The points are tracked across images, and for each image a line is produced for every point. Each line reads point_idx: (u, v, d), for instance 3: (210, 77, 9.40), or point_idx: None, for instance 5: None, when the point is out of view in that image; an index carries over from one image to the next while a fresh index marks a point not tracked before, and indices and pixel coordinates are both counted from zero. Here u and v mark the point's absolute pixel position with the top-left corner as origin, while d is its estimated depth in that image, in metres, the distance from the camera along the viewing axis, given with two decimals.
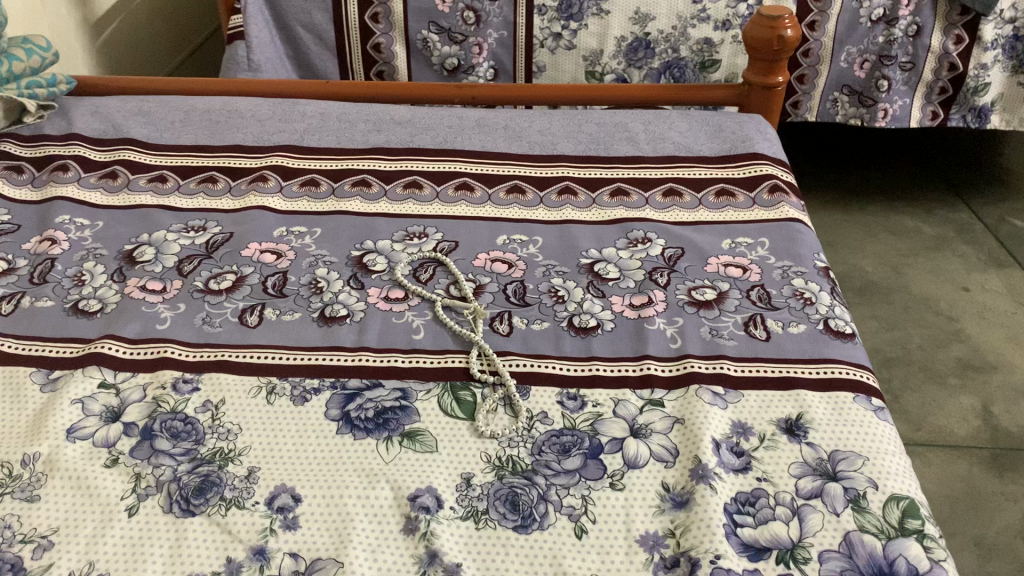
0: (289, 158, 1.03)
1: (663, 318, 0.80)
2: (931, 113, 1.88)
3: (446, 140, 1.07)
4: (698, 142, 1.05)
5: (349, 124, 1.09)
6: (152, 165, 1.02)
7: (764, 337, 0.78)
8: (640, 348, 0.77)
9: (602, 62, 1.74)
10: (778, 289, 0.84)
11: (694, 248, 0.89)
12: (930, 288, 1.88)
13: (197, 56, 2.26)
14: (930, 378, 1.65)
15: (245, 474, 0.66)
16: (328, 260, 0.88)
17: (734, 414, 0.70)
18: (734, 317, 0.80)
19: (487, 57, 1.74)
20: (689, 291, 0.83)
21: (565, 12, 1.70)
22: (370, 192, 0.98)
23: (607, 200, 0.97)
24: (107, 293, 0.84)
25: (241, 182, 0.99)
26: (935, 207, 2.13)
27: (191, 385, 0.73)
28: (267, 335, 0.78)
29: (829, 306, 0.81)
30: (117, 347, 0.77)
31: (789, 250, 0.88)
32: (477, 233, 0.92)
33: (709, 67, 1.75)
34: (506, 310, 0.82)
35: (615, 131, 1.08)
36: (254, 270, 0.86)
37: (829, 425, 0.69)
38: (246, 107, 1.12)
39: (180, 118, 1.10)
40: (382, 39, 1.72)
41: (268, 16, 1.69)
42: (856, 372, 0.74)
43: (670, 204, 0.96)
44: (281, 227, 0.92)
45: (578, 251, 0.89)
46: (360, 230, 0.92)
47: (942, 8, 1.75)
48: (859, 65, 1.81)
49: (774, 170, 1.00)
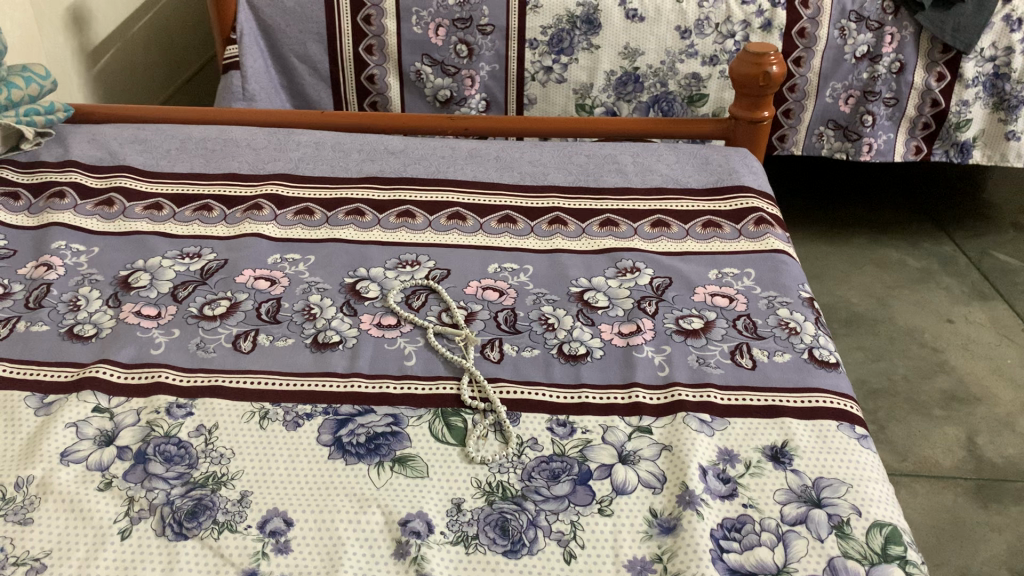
0: (284, 186, 1.04)
1: (651, 346, 0.82)
2: (914, 148, 1.91)
3: (439, 170, 1.09)
4: (686, 174, 1.08)
5: (343, 153, 1.11)
6: (147, 193, 1.03)
7: (750, 366, 0.80)
8: (628, 376, 0.78)
9: (592, 95, 1.77)
10: (764, 318, 0.85)
11: (682, 277, 0.91)
12: (915, 320, 1.91)
13: (192, 86, 2.28)
14: (915, 409, 1.67)
15: (238, 498, 0.66)
16: (322, 287, 0.89)
17: (721, 441, 0.71)
18: (721, 345, 0.82)
19: (479, 89, 1.77)
20: (677, 320, 0.85)
21: (556, 46, 1.73)
22: (363, 220, 0.99)
23: (597, 230, 0.98)
24: (102, 318, 0.84)
25: (237, 209, 1.00)
26: (920, 240, 2.17)
27: (185, 410, 0.74)
28: (260, 360, 0.80)
29: (813, 336, 0.83)
30: (111, 371, 0.78)
31: (774, 280, 0.90)
32: (469, 261, 0.93)
33: (697, 101, 1.78)
34: (496, 337, 0.83)
35: (605, 163, 1.10)
36: (248, 296, 0.87)
37: (813, 453, 0.70)
38: (242, 136, 1.14)
39: (177, 147, 1.12)
40: (375, 70, 1.75)
41: (262, 46, 1.72)
42: (839, 401, 0.76)
43: (658, 234, 0.98)
44: (275, 254, 0.93)
45: (567, 280, 0.91)
46: (354, 257, 0.93)
47: (924, 46, 1.80)
48: (844, 100, 1.84)
49: (760, 203, 1.02)
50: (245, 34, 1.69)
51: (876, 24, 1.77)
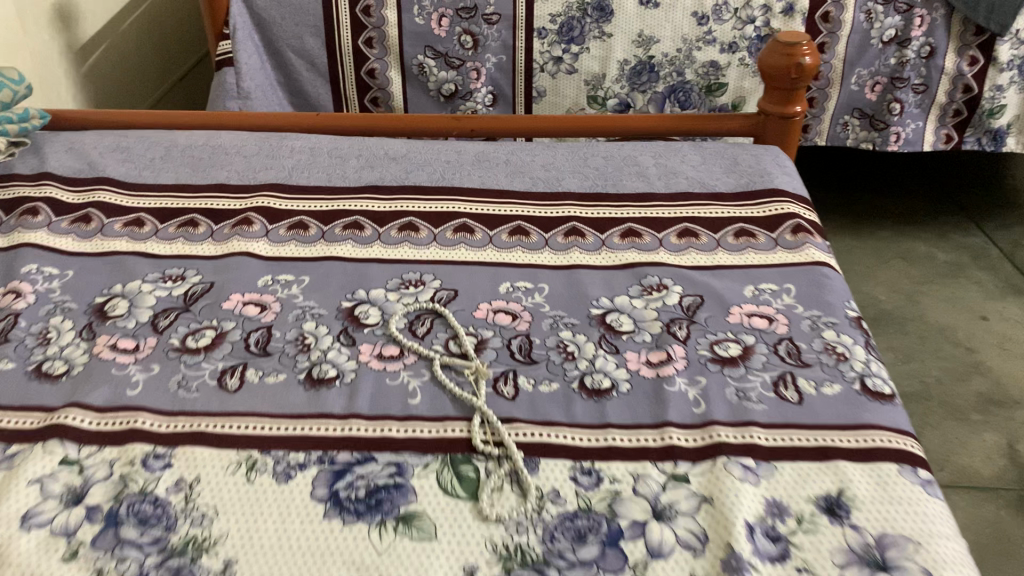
0: (275, 197, 0.96)
1: (683, 378, 0.73)
2: (945, 136, 1.82)
3: (445, 177, 1.00)
4: (713, 178, 0.99)
5: (340, 160, 1.03)
6: (129, 207, 0.95)
7: (796, 400, 0.71)
8: (659, 414, 0.70)
9: (605, 86, 1.68)
10: (808, 342, 0.77)
11: (715, 296, 0.82)
12: (947, 317, 1.82)
13: (184, 86, 2.19)
14: (951, 414, 1.58)
15: (220, 568, 0.58)
16: (317, 313, 0.80)
17: (767, 490, 0.63)
18: (763, 376, 0.73)
19: (486, 82, 1.68)
20: (711, 346, 0.76)
21: (566, 35, 1.64)
22: (362, 235, 0.91)
23: (619, 242, 0.90)
24: (75, 352, 0.76)
25: (225, 225, 0.92)
26: (948, 231, 2.07)
27: (163, 461, 0.66)
28: (249, 401, 0.71)
29: (865, 362, 0.75)
30: (82, 417, 0.69)
31: (817, 297, 0.81)
32: (479, 280, 0.85)
33: (715, 90, 1.70)
34: (511, 369, 0.74)
35: (625, 166, 1.02)
36: (236, 325, 0.79)
37: (873, 504, 0.62)
38: (232, 142, 1.06)
39: (161, 155, 1.04)
40: (377, 64, 1.66)
41: (257, 42, 1.64)
42: (897, 440, 0.67)
43: (686, 245, 0.89)
44: (266, 275, 0.85)
45: (588, 300, 0.82)
46: (353, 277, 0.85)
47: (956, 29, 1.69)
48: (870, 88, 1.75)
49: (796, 208, 0.93)
50: (239, 29, 1.60)
51: (906, 6, 1.66)
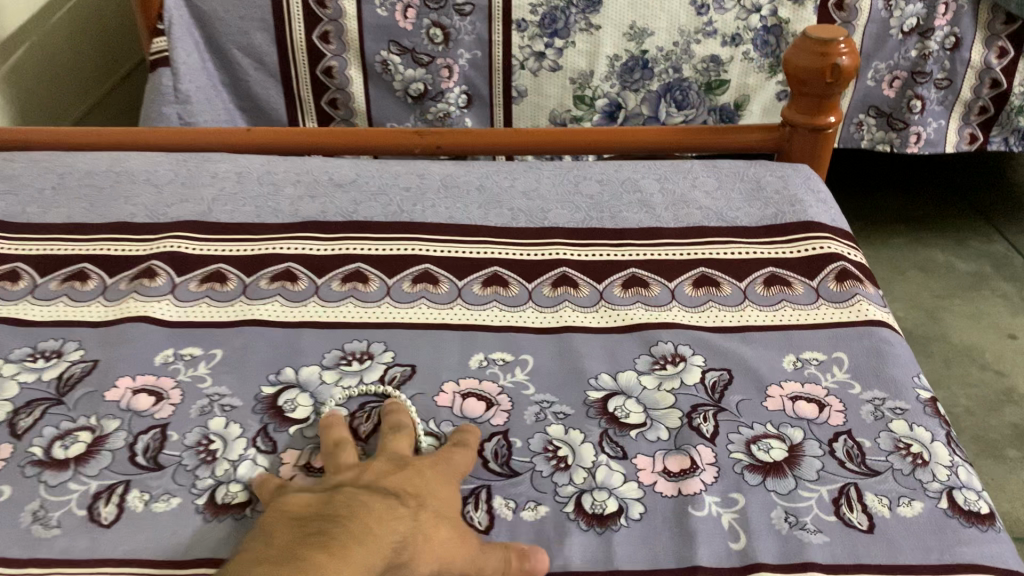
0: (189, 240, 0.76)
1: (714, 495, 0.55)
2: (968, 136, 1.64)
3: (402, 209, 0.81)
4: (732, 207, 0.80)
5: (274, 188, 0.83)
6: (3, 255, 0.76)
7: (866, 527, 0.53)
8: (685, 553, 0.51)
9: (592, 84, 1.50)
10: (873, 438, 0.59)
11: (747, 371, 0.64)
12: (972, 336, 1.65)
13: (118, 93, 1.97)
14: (984, 451, 1.41)
15: None
16: (229, 404, 0.61)
17: None
18: (819, 490, 0.55)
19: (459, 81, 1.49)
20: (748, 446, 0.58)
21: (548, 28, 1.45)
22: (296, 289, 0.72)
23: (620, 295, 0.71)
24: None
25: (121, 279, 0.73)
26: (967, 238, 1.90)
27: None
28: (124, 542, 0.52)
29: (950, 468, 0.57)
30: None
31: (878, 372, 0.63)
32: (442, 351, 0.66)
33: (716, 88, 1.51)
34: (484, 484, 0.56)
35: (623, 192, 0.83)
36: (121, 425, 0.60)
37: None
38: (141, 167, 0.86)
39: (53, 185, 0.84)
40: (334, 62, 1.46)
41: (198, 38, 1.43)
42: None
43: (705, 298, 0.71)
44: (166, 351, 0.66)
45: (583, 379, 0.63)
46: (279, 349, 0.66)
47: (984, 17, 1.51)
48: (887, 83, 1.57)
49: (839, 247, 0.75)
50: (175, 23, 1.40)
51: None
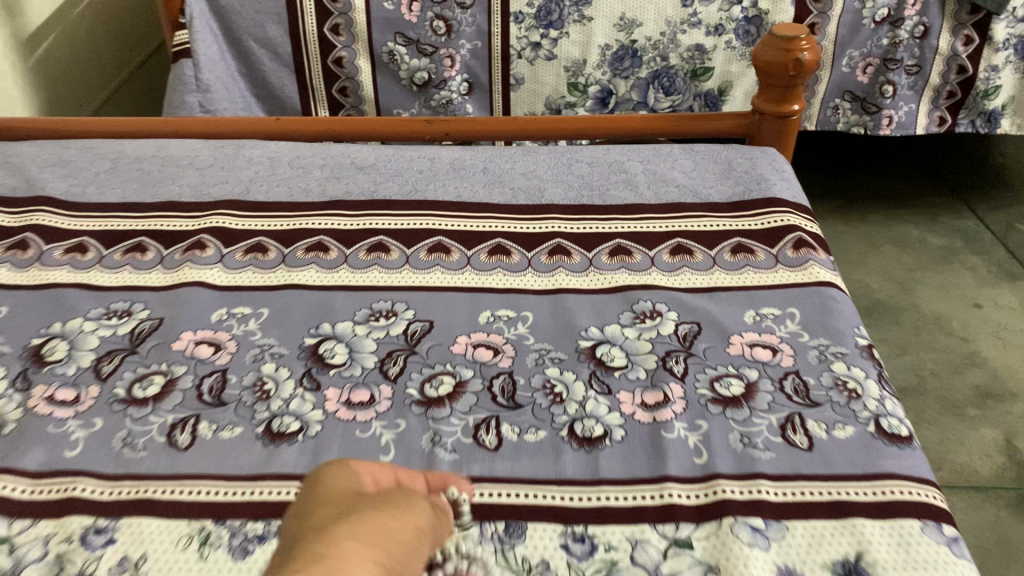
0: (232, 216, 0.88)
1: (683, 422, 0.67)
2: (938, 119, 1.75)
3: (417, 188, 0.92)
4: (707, 185, 0.92)
5: (303, 171, 0.94)
6: (70, 230, 0.87)
7: (806, 446, 0.65)
8: (658, 467, 0.63)
9: (586, 72, 1.60)
10: (817, 377, 0.70)
11: (714, 324, 0.75)
12: (940, 305, 1.77)
13: (132, 87, 2.05)
14: (947, 410, 1.54)
15: None
16: (278, 352, 0.73)
17: (779, 556, 0.57)
18: (769, 417, 0.67)
19: (461, 70, 1.59)
20: (712, 383, 0.70)
21: (544, 20, 1.55)
22: (327, 258, 0.83)
23: (607, 262, 0.83)
24: (7, 406, 0.68)
25: (176, 250, 0.84)
26: (939, 215, 2.02)
27: (105, 536, 0.59)
28: (200, 461, 0.64)
29: (878, 400, 0.68)
30: (13, 485, 0.62)
31: (824, 324, 0.75)
32: (455, 309, 0.78)
33: (701, 75, 1.62)
34: (492, 415, 0.67)
35: (611, 173, 0.94)
36: (187, 369, 0.71)
37: (895, 570, 0.56)
38: (184, 153, 0.97)
39: (107, 169, 0.95)
40: (344, 53, 1.57)
41: (217, 30, 1.53)
42: (918, 491, 0.61)
43: (680, 264, 0.82)
44: (220, 309, 0.77)
45: (575, 331, 0.75)
46: (316, 308, 0.77)
47: (950, 7, 1.62)
48: (861, 70, 1.68)
49: (797, 220, 0.86)
50: (196, 18, 1.50)
51: None
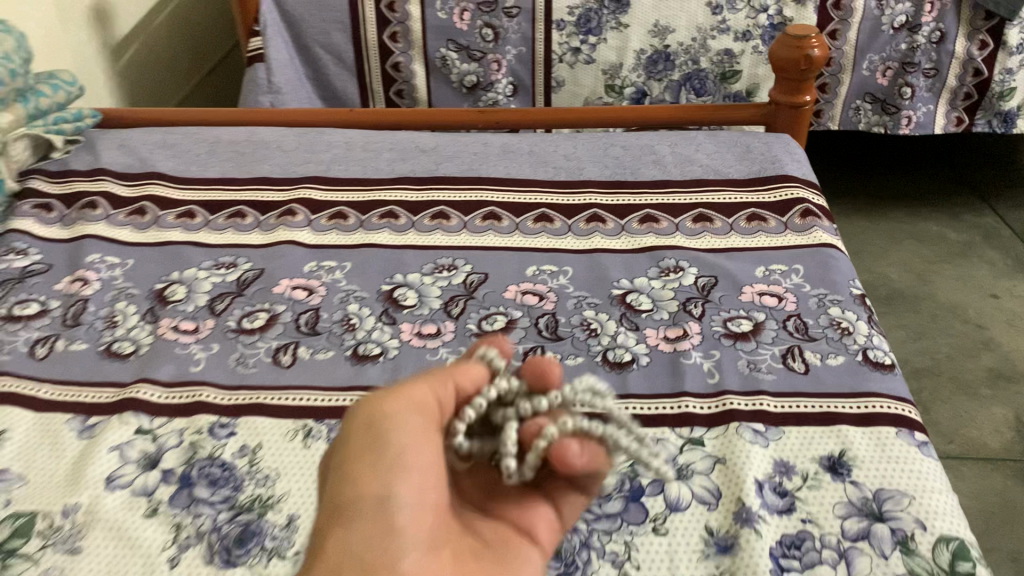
0: (316, 189, 1.03)
1: (699, 352, 0.80)
2: (956, 119, 1.86)
3: (472, 167, 1.07)
4: (727, 165, 1.05)
5: (374, 153, 1.09)
6: (179, 200, 1.02)
7: (803, 370, 0.77)
8: (677, 385, 0.76)
9: (622, 75, 1.74)
10: (815, 318, 0.83)
11: (728, 276, 0.88)
12: (957, 296, 1.86)
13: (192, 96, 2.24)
14: (960, 390, 1.63)
15: (285, 523, 0.65)
16: (359, 296, 0.87)
17: (776, 451, 0.69)
18: (772, 349, 0.80)
19: (506, 74, 1.74)
20: (725, 322, 0.83)
21: (584, 27, 1.69)
22: (397, 223, 0.97)
23: (637, 227, 0.96)
24: (141, 334, 0.84)
25: (270, 216, 0.99)
26: (960, 213, 2.12)
27: (228, 430, 0.73)
28: (301, 376, 0.78)
29: (867, 336, 0.80)
30: (152, 391, 0.77)
31: (824, 277, 0.87)
32: (507, 264, 0.91)
33: (730, 77, 1.75)
34: (539, 344, 0.81)
35: (641, 155, 1.07)
36: (286, 308, 0.86)
37: (871, 464, 0.68)
38: (271, 137, 1.12)
39: (206, 150, 1.11)
40: (401, 58, 1.72)
41: (287, 37, 1.70)
42: (897, 406, 0.73)
43: (701, 229, 0.95)
44: (310, 262, 0.92)
45: (609, 282, 0.88)
46: (390, 262, 0.91)
47: (966, 14, 1.73)
48: (881, 73, 1.79)
49: (805, 193, 0.99)
50: (269, 26, 1.66)
51: None
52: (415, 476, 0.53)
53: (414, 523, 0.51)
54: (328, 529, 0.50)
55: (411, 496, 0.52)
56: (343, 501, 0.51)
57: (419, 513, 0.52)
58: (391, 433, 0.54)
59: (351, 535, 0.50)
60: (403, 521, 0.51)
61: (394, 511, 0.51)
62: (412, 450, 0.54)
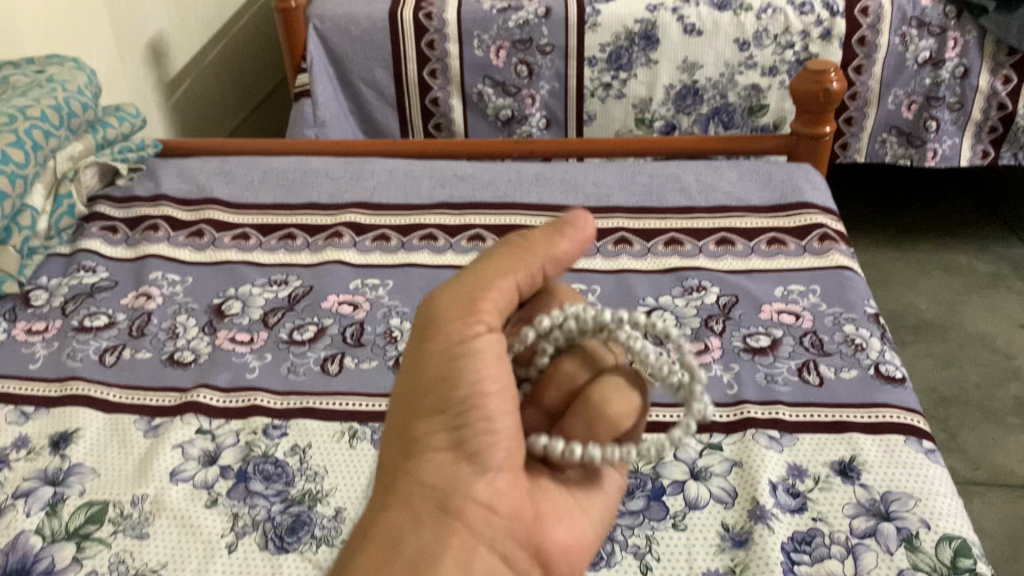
0: (362, 214, 1.10)
1: (719, 365, 0.84)
2: (982, 151, 1.88)
3: (507, 194, 1.13)
4: (749, 192, 1.10)
5: (415, 180, 1.16)
6: (235, 224, 1.10)
7: (817, 382, 0.82)
8: None
9: (651, 109, 1.81)
10: (830, 334, 0.87)
11: (748, 295, 0.93)
12: (985, 325, 1.88)
13: (238, 133, 2.34)
14: (987, 417, 1.65)
15: (333, 514, 0.71)
16: (401, 311, 0.93)
17: (790, 456, 0.74)
18: (789, 363, 0.84)
19: (540, 108, 1.81)
20: (745, 338, 0.87)
21: (615, 63, 1.76)
22: (437, 244, 1.04)
23: (662, 249, 1.01)
24: (200, 344, 0.91)
25: (319, 238, 1.06)
26: (989, 244, 2.14)
27: (280, 430, 0.79)
28: (347, 383, 0.84)
29: (880, 352, 0.85)
30: (210, 395, 0.83)
31: (840, 297, 0.92)
32: None
33: (757, 111, 1.81)
34: None
35: (668, 182, 1.13)
36: (333, 321, 0.92)
37: (880, 468, 0.72)
38: (319, 166, 1.20)
39: (259, 178, 1.19)
40: (439, 93, 1.80)
41: (332, 74, 1.79)
42: (907, 415, 0.77)
43: (722, 252, 1.00)
44: (356, 280, 0.98)
45: (635, 299, 0.94)
46: (430, 280, 0.98)
47: (989, 49, 1.77)
48: (906, 107, 1.83)
49: (823, 219, 1.04)
50: (315, 63, 1.75)
51: (938, 29, 1.75)
52: (493, 401, 0.51)
53: (494, 446, 0.51)
54: (405, 453, 0.52)
55: (490, 422, 0.50)
56: (421, 428, 0.52)
57: (502, 434, 0.51)
58: (467, 360, 0.51)
59: (429, 463, 0.51)
60: (482, 446, 0.51)
61: (473, 438, 0.50)
62: (489, 373, 0.51)
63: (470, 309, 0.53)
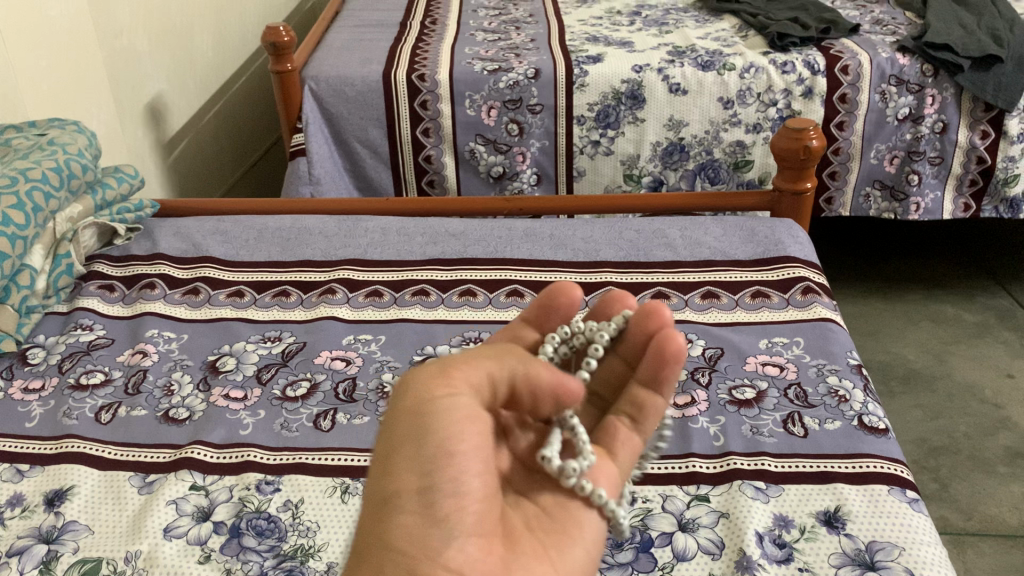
0: (355, 271, 1.12)
1: (706, 417, 0.86)
2: (963, 205, 1.90)
3: (497, 250, 1.15)
4: (733, 247, 1.13)
5: (408, 238, 1.19)
6: (230, 281, 1.12)
7: (802, 433, 0.83)
8: (685, 446, 0.82)
9: (639, 165, 1.85)
10: (814, 386, 0.89)
11: (733, 348, 0.95)
12: (973, 375, 1.90)
13: (234, 194, 2.37)
14: (978, 466, 1.66)
15: (325, 569, 0.71)
16: (393, 365, 0.95)
17: (775, 507, 0.75)
18: (774, 415, 0.86)
19: (531, 165, 1.85)
20: (730, 390, 0.89)
21: (603, 121, 1.81)
22: (429, 300, 1.06)
23: (650, 303, 1.03)
24: (195, 401, 0.92)
25: (312, 294, 1.08)
26: (975, 295, 2.17)
27: (273, 486, 0.80)
28: (339, 438, 0.85)
29: (863, 403, 0.86)
30: (204, 451, 0.84)
31: (823, 348, 0.94)
32: None
33: (743, 166, 1.85)
34: None
35: (654, 238, 1.16)
36: (326, 377, 0.94)
37: (865, 517, 0.73)
38: (314, 224, 1.23)
39: (255, 236, 1.21)
40: (433, 151, 1.84)
41: (327, 134, 1.83)
42: (890, 466, 0.79)
43: (708, 305, 1.03)
44: (349, 336, 1.00)
45: None
46: (422, 336, 1.00)
47: (966, 105, 1.81)
48: (888, 161, 1.87)
49: (806, 272, 1.06)
50: (311, 123, 1.79)
51: (917, 86, 1.80)
52: (469, 460, 0.53)
53: (464, 509, 0.52)
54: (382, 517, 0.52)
55: (461, 482, 0.52)
56: (390, 487, 0.52)
57: (471, 498, 0.53)
58: (443, 420, 0.54)
59: (399, 524, 0.51)
60: (450, 509, 0.51)
61: (441, 501, 0.51)
62: (462, 433, 0.54)
63: (448, 379, 0.57)
